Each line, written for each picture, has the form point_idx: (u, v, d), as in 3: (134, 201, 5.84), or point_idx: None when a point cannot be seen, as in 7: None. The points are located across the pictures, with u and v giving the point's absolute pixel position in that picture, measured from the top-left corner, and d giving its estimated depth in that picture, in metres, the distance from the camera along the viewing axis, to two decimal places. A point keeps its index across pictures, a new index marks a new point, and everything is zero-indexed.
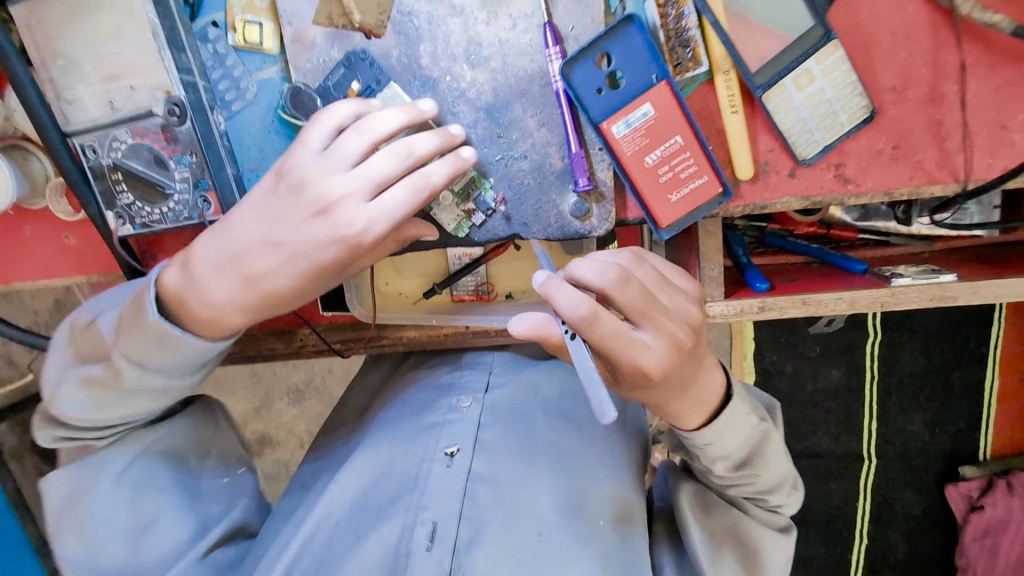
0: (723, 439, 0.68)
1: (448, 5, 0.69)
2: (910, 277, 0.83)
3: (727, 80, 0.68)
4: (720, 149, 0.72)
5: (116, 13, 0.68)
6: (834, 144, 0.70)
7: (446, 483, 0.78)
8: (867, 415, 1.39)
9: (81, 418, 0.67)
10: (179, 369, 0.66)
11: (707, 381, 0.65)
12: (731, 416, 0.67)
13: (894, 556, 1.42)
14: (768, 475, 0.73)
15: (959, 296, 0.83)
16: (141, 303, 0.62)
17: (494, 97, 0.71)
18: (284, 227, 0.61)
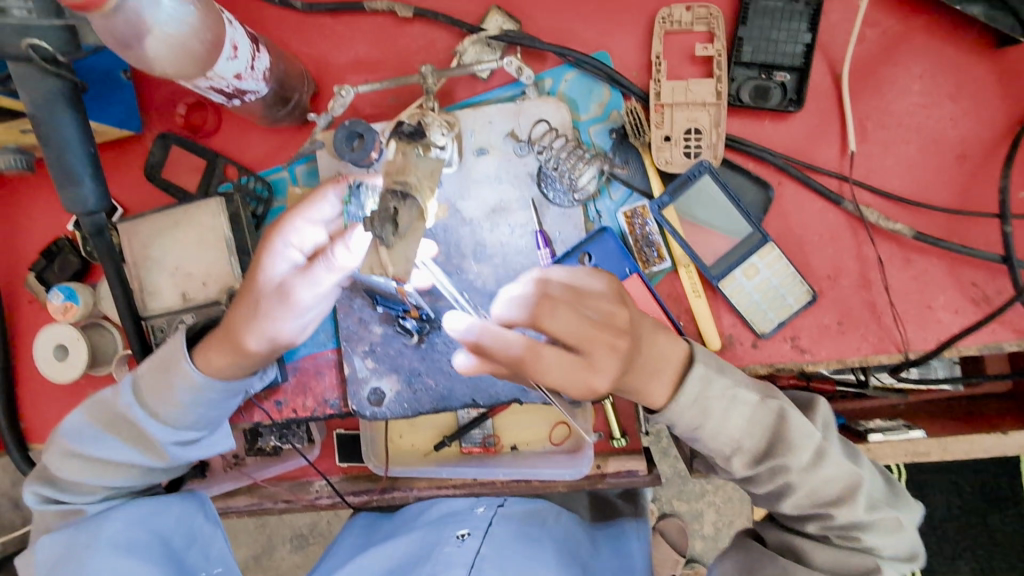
0: (710, 419, 0.67)
1: (460, 216, 0.86)
2: (881, 433, 0.89)
3: (688, 272, 0.83)
4: (690, 326, 0.84)
5: (199, 228, 0.86)
6: (786, 321, 0.82)
7: (455, 556, 0.98)
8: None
9: (79, 462, 0.80)
10: (165, 408, 0.78)
11: (659, 349, 0.65)
12: (705, 389, 0.66)
13: None
14: (810, 481, 0.70)
15: (932, 452, 0.88)
16: (174, 353, 0.77)
17: (496, 285, 0.85)
18: (248, 315, 0.72)
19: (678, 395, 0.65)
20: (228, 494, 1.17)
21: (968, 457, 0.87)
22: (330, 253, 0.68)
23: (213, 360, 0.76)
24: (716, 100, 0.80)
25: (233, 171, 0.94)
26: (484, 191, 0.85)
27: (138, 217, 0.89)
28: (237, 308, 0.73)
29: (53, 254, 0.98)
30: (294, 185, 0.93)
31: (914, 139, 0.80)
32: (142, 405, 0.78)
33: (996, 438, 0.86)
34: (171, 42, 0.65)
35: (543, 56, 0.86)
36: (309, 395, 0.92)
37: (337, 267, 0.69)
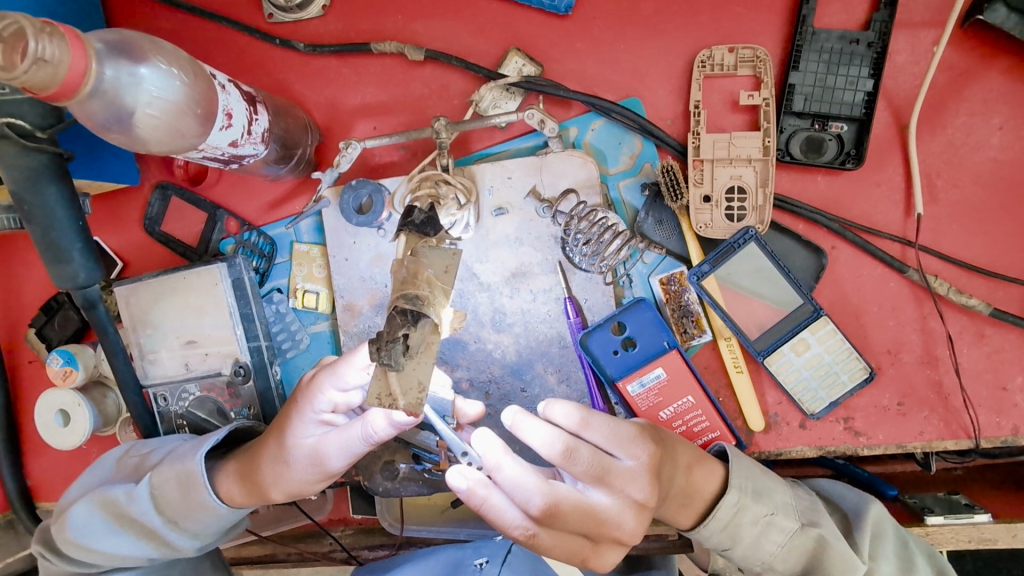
0: (741, 543, 0.67)
1: (477, 281, 0.78)
2: (942, 515, 0.80)
3: (729, 345, 0.75)
4: (729, 400, 0.77)
5: (199, 295, 0.81)
6: (838, 400, 0.74)
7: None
8: None
9: (89, 551, 0.76)
10: (184, 520, 0.74)
11: (700, 484, 0.67)
12: (736, 515, 0.67)
13: None
14: None
15: (999, 538, 0.80)
16: (191, 474, 0.72)
17: (517, 356, 0.79)
18: (270, 468, 0.68)
19: (708, 521, 0.67)
20: (239, 545, 1.15)
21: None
22: (365, 422, 0.61)
23: (235, 495, 0.72)
24: (764, 155, 0.71)
25: (234, 225, 0.89)
26: (504, 254, 0.78)
27: (135, 282, 0.83)
28: (266, 442, 0.69)
29: (53, 309, 0.94)
30: (299, 241, 0.87)
31: (992, 198, 0.70)
32: (160, 514, 0.74)
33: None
34: (155, 123, 0.58)
35: (567, 102, 0.77)
36: None
37: (375, 436, 0.62)
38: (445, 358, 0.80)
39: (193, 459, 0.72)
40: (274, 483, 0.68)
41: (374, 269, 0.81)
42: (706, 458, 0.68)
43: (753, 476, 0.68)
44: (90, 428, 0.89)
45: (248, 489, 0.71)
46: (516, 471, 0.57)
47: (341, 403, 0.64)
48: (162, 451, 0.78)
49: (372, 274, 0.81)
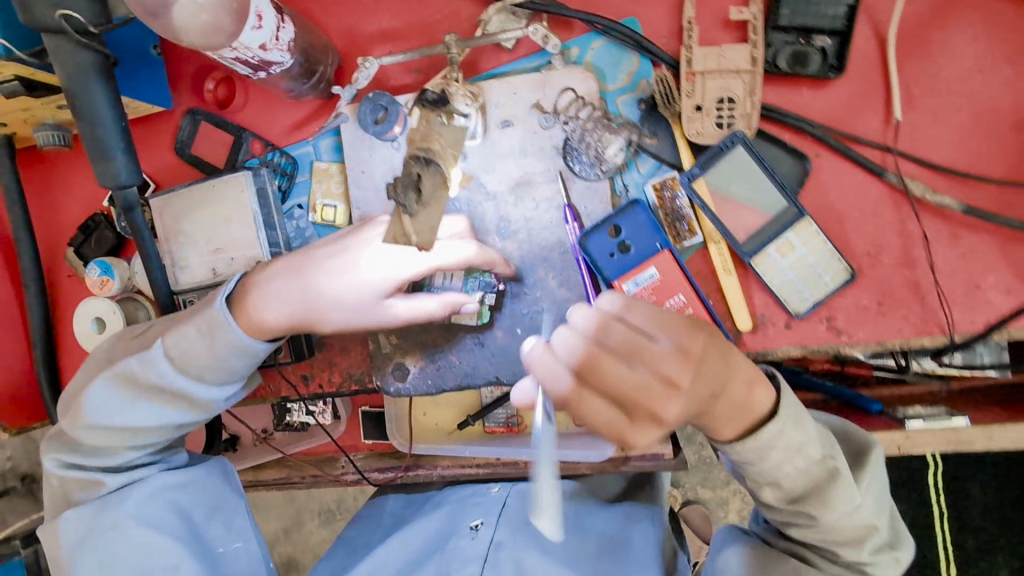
0: (767, 460, 0.69)
1: (484, 191, 0.84)
2: (923, 421, 0.85)
3: (719, 248, 0.80)
4: (719, 303, 0.82)
5: (226, 203, 0.87)
6: (821, 300, 0.78)
7: (468, 550, 1.01)
8: None
9: (110, 424, 0.82)
10: (206, 372, 0.80)
11: (754, 399, 0.67)
12: (776, 438, 0.68)
13: None
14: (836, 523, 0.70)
15: (976, 441, 0.84)
16: (213, 318, 0.78)
17: (521, 261, 0.84)
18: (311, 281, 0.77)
19: (748, 437, 0.67)
20: (258, 467, 1.23)
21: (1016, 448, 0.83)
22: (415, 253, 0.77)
23: (255, 322, 0.78)
24: (752, 67, 0.76)
25: (258, 147, 0.95)
26: (509, 165, 0.84)
27: (169, 193, 0.90)
28: (306, 259, 0.78)
29: (90, 228, 1.01)
30: (318, 159, 0.93)
31: (967, 107, 0.74)
32: (179, 372, 0.80)
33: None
34: (200, 14, 0.69)
35: (570, 23, 0.83)
36: (335, 370, 0.96)
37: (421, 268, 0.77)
38: None
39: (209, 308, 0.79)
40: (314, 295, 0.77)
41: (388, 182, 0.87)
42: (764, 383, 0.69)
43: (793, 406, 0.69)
44: (124, 335, 0.95)
45: (296, 304, 0.77)
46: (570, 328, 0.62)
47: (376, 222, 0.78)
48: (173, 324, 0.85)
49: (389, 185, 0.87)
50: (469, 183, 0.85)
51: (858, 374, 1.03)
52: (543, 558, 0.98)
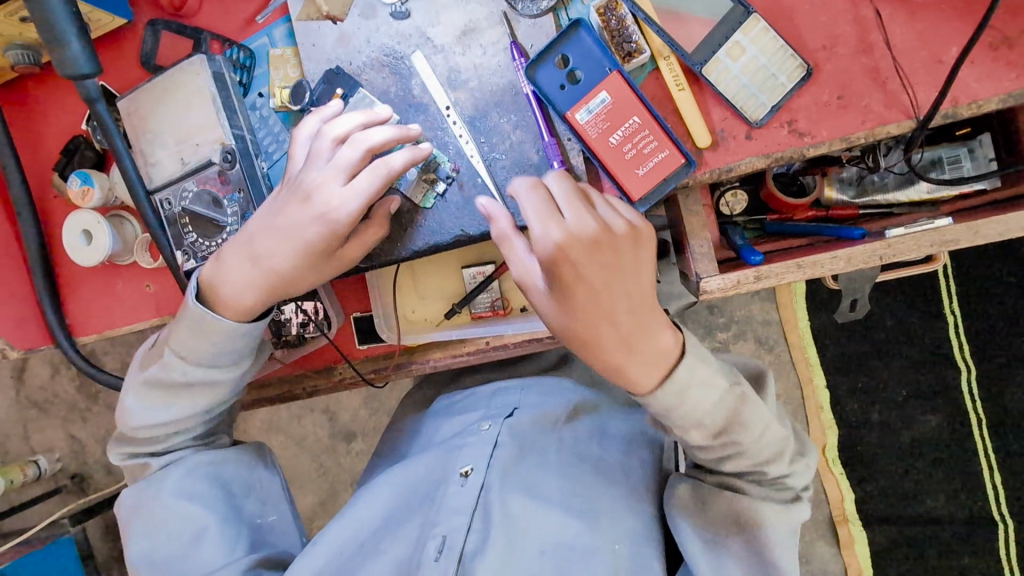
0: (686, 400, 0.72)
1: (432, 45, 0.85)
2: (904, 227, 0.86)
3: (669, 64, 0.78)
4: (677, 126, 0.80)
5: (186, 90, 0.90)
6: (780, 104, 0.76)
7: (458, 499, 0.93)
8: (964, 377, 1.55)
9: (149, 425, 0.88)
10: (219, 357, 0.85)
11: (660, 343, 0.73)
12: (691, 375, 0.72)
13: None
14: (757, 444, 0.76)
15: (963, 239, 0.85)
16: (205, 322, 0.81)
17: (475, 109, 0.84)
18: (268, 239, 0.79)
19: (666, 381, 0.72)
20: (259, 384, 1.23)
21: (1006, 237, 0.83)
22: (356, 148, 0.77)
23: (232, 304, 0.82)
24: None
25: (218, 45, 0.96)
26: (454, 15, 0.84)
27: (134, 93, 0.93)
28: (255, 225, 0.81)
29: (71, 152, 1.04)
30: (273, 47, 0.94)
31: None
32: (191, 369, 0.84)
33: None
34: None
35: None
36: None
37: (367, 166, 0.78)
38: (409, 124, 0.86)
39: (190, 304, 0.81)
40: (277, 247, 0.79)
41: (338, 52, 0.88)
42: (676, 330, 0.74)
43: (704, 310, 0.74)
44: (109, 244, 0.99)
45: (259, 282, 0.81)
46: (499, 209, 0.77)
47: (303, 183, 0.77)
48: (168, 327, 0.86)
49: (341, 54, 0.87)
50: (416, 39, 0.85)
51: (843, 214, 1.01)
52: (537, 505, 0.91)
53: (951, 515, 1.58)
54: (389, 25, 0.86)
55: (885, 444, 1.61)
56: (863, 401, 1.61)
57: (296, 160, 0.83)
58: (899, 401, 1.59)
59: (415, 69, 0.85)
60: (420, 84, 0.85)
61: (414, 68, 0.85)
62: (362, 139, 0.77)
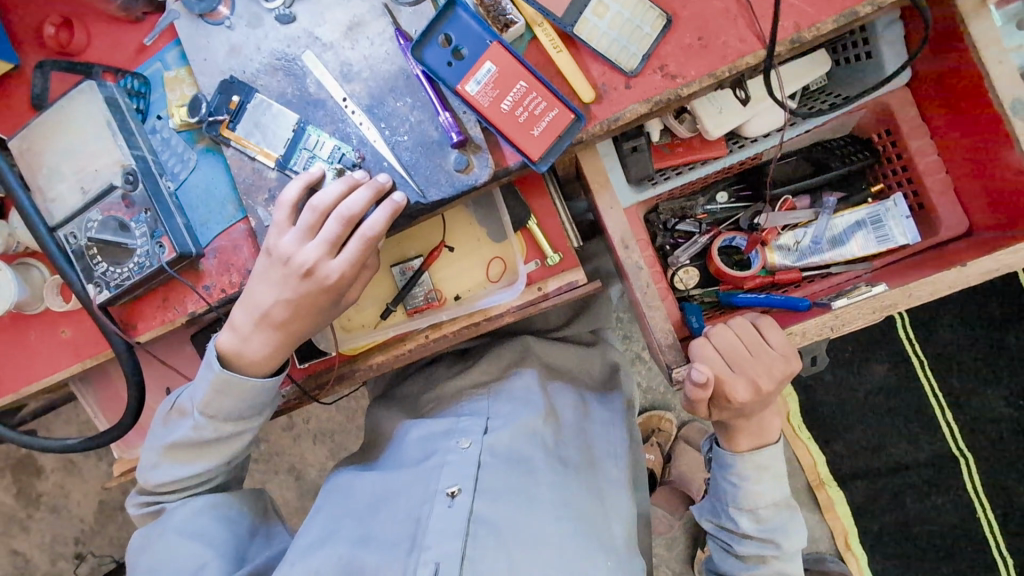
0: (752, 484, 1.04)
1: (321, 44, 0.88)
2: (846, 299, 0.98)
3: (544, 30, 0.84)
4: (562, 86, 0.86)
5: (80, 120, 0.91)
6: (649, 51, 0.83)
7: (447, 520, 0.97)
8: (902, 324, 1.63)
9: (175, 479, 0.97)
10: (241, 415, 0.95)
11: (770, 425, 1.04)
12: (774, 461, 1.04)
13: (976, 408, 1.61)
14: (768, 509, 1.04)
15: (900, 302, 0.94)
16: (228, 382, 0.91)
17: (371, 97, 0.87)
18: (284, 294, 0.86)
19: (761, 453, 1.03)
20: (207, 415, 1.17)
21: (936, 298, 0.92)
22: (344, 209, 0.83)
23: (258, 369, 0.92)
24: None
25: (111, 76, 0.97)
26: (338, 13, 0.88)
27: (25, 130, 0.93)
28: (259, 279, 0.88)
29: None
30: (167, 70, 0.95)
31: None
32: (212, 425, 0.93)
33: (957, 273, 0.91)
34: None
35: None
36: (234, 270, 0.95)
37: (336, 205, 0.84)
38: (310, 121, 0.88)
39: (217, 371, 0.91)
40: (293, 305, 0.87)
41: (232, 63, 0.89)
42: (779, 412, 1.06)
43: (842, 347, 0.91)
44: (16, 292, 0.97)
45: (279, 338, 0.90)
46: (331, 192, 0.83)
47: (298, 257, 0.84)
48: (189, 390, 0.95)
49: (234, 64, 0.89)
50: (306, 40, 0.88)
51: (789, 280, 1.14)
52: (532, 524, 1.00)
53: (919, 459, 1.65)
54: (278, 31, 0.89)
55: (846, 400, 1.67)
56: (817, 363, 1.67)
57: (284, 198, 0.85)
58: (848, 359, 1.65)
59: (309, 68, 0.88)
60: (315, 83, 0.88)
61: (307, 67, 0.88)
62: (343, 209, 0.83)
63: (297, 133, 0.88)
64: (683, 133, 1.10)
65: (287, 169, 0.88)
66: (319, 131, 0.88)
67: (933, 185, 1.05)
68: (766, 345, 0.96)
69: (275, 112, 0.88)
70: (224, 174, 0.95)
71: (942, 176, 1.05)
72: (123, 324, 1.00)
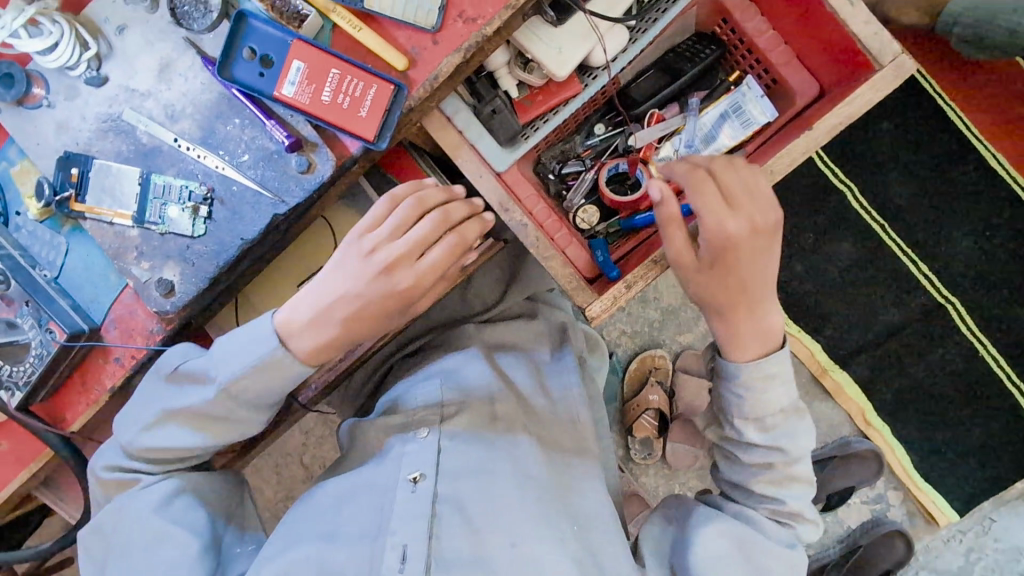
0: (753, 392, 0.91)
1: (139, 94, 0.89)
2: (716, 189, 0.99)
3: (339, 15, 0.86)
4: (376, 62, 0.87)
5: None
6: (442, 3, 0.85)
7: (410, 505, 1.00)
8: (851, 194, 1.64)
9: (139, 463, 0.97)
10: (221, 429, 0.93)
11: (770, 323, 0.89)
12: (779, 365, 0.90)
13: (942, 250, 1.63)
14: (778, 426, 0.95)
15: None
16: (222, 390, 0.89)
17: (201, 130, 0.89)
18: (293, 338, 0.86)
19: (767, 358, 0.90)
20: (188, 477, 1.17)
21: None
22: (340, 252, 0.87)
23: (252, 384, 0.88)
24: None
25: None
26: (145, 60, 0.89)
27: None
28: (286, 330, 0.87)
29: None
30: (12, 166, 0.96)
31: None
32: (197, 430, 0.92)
33: (805, 138, 0.88)
34: None
35: None
36: (136, 335, 0.96)
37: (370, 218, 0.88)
38: (152, 170, 0.89)
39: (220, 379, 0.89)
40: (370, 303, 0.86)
41: (66, 140, 0.91)
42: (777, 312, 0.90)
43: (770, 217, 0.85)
44: None
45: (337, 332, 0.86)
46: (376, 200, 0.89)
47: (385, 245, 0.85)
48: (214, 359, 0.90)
49: (67, 140, 0.91)
50: (125, 95, 0.90)
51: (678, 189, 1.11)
52: (490, 493, 1.04)
53: (909, 319, 1.65)
54: (98, 96, 0.90)
55: (824, 286, 1.66)
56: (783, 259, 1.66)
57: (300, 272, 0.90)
58: (812, 244, 1.65)
59: (135, 120, 0.89)
60: (145, 133, 0.89)
61: (133, 120, 0.89)
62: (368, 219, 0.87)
63: (142, 185, 0.89)
64: (536, 82, 1.07)
65: (145, 223, 0.90)
66: (162, 177, 0.89)
67: (778, 60, 1.05)
68: (696, 205, 0.82)
69: (116, 172, 0.90)
70: (95, 246, 0.96)
71: (784, 47, 1.05)
72: (53, 418, 1.01)
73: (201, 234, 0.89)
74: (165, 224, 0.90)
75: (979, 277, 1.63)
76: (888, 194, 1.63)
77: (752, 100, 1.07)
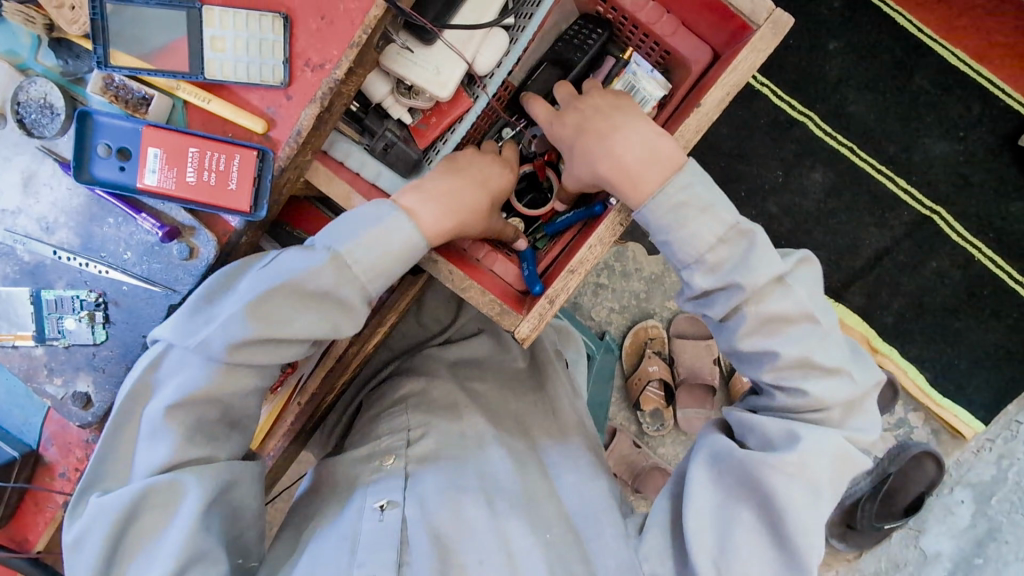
0: (674, 223, 0.83)
1: (11, 213, 0.87)
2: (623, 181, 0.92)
3: (185, 91, 0.82)
4: (236, 130, 0.83)
5: None
6: (284, 55, 0.81)
7: (379, 534, 0.94)
8: (810, 122, 1.56)
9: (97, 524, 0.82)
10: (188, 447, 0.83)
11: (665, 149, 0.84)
12: (684, 192, 0.83)
13: (914, 160, 1.55)
14: (729, 254, 0.83)
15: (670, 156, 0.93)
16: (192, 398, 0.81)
17: (78, 236, 0.86)
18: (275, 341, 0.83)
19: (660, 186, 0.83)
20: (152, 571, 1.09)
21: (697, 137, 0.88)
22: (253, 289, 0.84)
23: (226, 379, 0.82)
24: None
25: None
26: (7, 176, 0.86)
27: None
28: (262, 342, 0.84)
29: None
30: None
31: None
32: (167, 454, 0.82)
33: (694, 117, 0.86)
34: None
35: None
36: (74, 447, 0.95)
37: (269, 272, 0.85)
38: (41, 286, 0.87)
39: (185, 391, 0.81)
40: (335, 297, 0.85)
41: None
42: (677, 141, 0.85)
43: (682, 171, 0.83)
44: None
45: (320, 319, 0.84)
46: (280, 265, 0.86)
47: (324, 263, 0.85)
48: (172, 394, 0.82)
49: None
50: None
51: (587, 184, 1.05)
52: (465, 515, 0.98)
53: (894, 239, 1.57)
54: None
55: (803, 222, 1.58)
56: (753, 203, 1.58)
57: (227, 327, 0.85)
58: (781, 182, 1.57)
59: (12, 239, 0.87)
60: (25, 250, 0.87)
61: (9, 239, 0.87)
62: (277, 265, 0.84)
63: (36, 303, 0.87)
64: (424, 105, 0.98)
65: (47, 339, 0.88)
66: (51, 291, 0.87)
67: (663, 31, 0.98)
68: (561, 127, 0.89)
69: (7, 295, 0.88)
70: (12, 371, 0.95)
71: (666, 17, 0.97)
72: (17, 542, 1.00)
73: (104, 339, 0.88)
74: (66, 337, 0.88)
75: (959, 179, 1.55)
76: (846, 115, 1.55)
77: (646, 80, 0.99)
